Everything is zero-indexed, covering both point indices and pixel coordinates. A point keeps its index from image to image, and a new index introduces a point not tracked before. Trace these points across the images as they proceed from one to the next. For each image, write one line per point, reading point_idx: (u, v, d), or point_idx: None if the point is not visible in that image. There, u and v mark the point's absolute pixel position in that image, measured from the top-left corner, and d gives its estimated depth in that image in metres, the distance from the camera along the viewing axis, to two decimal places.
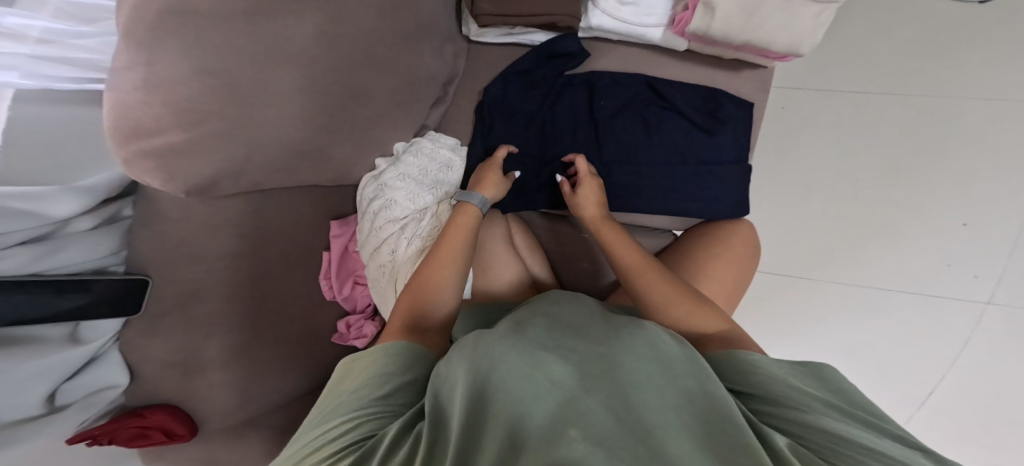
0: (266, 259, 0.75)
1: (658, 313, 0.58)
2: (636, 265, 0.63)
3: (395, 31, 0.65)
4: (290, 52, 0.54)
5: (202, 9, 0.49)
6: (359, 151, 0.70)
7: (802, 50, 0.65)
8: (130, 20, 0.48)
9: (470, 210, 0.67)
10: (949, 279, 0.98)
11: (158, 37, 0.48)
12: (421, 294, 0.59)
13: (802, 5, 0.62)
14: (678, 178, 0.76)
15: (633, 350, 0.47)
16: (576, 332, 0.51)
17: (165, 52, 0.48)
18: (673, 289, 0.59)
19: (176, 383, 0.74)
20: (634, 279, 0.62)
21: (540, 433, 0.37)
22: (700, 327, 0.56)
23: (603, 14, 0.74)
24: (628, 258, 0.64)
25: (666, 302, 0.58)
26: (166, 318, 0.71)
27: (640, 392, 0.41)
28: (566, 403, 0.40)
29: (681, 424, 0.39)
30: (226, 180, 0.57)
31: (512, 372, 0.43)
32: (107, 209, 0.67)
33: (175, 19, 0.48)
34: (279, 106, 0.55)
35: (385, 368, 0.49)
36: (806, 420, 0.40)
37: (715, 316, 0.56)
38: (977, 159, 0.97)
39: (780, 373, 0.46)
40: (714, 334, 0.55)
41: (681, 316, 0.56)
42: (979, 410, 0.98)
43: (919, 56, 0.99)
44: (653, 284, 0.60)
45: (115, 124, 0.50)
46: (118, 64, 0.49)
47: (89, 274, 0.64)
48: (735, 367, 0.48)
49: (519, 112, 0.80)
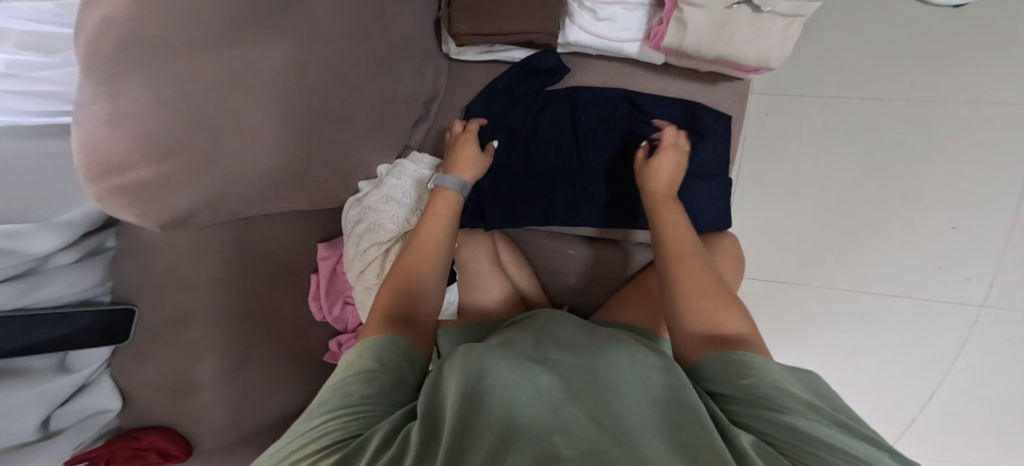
0: (252, 284, 0.76)
1: (685, 302, 0.55)
2: (679, 247, 0.60)
3: (369, 55, 0.65)
4: (259, 80, 0.54)
5: (160, 38, 0.48)
6: (340, 176, 0.70)
7: (772, 63, 0.65)
8: (87, 53, 0.47)
9: (448, 195, 0.69)
10: (941, 283, 0.99)
11: (118, 66, 0.47)
12: (403, 287, 0.58)
13: (770, 18, 0.62)
14: None
15: (613, 362, 0.48)
16: (561, 346, 0.52)
17: (127, 83, 0.48)
18: (705, 281, 0.56)
19: (170, 405, 0.76)
20: (673, 258, 0.59)
21: (524, 431, 0.37)
22: (729, 325, 0.52)
23: (579, 29, 0.74)
24: (671, 237, 0.62)
25: (700, 290, 0.55)
26: (156, 342, 0.72)
27: (619, 403, 0.42)
28: (551, 410, 0.40)
29: (663, 432, 0.39)
30: (201, 213, 0.58)
31: (502, 378, 0.44)
32: (90, 242, 0.67)
33: (133, 49, 0.47)
34: (254, 136, 0.56)
35: (370, 363, 0.47)
36: (786, 421, 0.39)
37: (745, 317, 0.53)
38: (969, 161, 0.95)
39: (772, 374, 0.45)
40: (742, 334, 0.51)
41: (710, 311, 0.53)
42: (972, 407, 1.01)
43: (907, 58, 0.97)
44: (688, 269, 0.57)
45: (87, 162, 0.49)
46: (82, 97, 0.48)
47: (76, 307, 0.65)
48: (724, 371, 0.47)
49: (502, 128, 0.80)
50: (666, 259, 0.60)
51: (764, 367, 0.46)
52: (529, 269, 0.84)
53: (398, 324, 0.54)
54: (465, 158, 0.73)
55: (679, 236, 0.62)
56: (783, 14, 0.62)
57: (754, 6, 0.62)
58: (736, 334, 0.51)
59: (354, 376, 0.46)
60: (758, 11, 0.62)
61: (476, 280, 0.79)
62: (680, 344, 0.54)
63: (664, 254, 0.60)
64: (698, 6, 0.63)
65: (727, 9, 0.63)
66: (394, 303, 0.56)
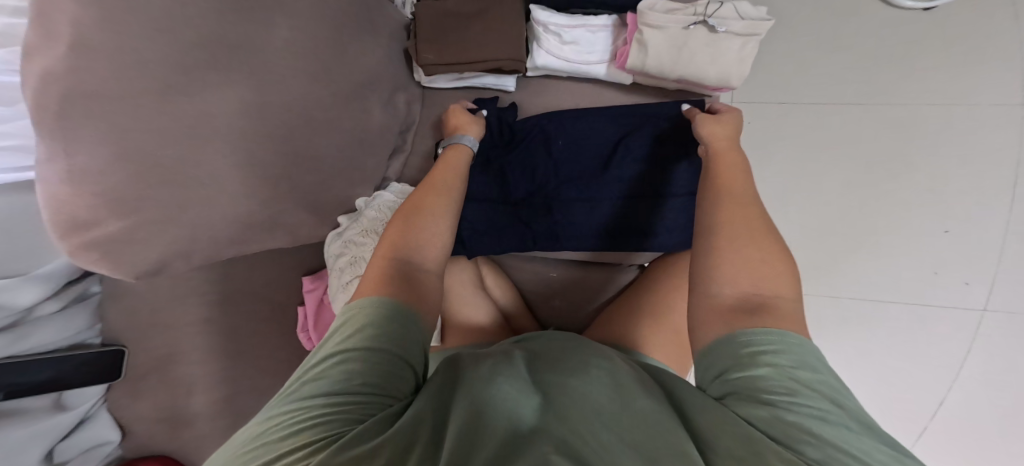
0: (237, 320, 0.77)
1: (729, 249, 0.50)
2: (736, 197, 0.54)
3: (333, 94, 0.66)
4: (215, 129, 0.55)
5: (105, 93, 0.49)
6: (315, 212, 0.71)
7: (734, 82, 0.66)
8: (32, 107, 0.48)
9: (461, 149, 0.71)
10: (941, 288, 0.96)
11: (67, 126, 0.49)
12: (408, 241, 0.57)
13: (727, 38, 0.64)
14: (635, 211, 0.76)
15: (596, 375, 0.48)
16: (544, 362, 0.52)
17: (79, 141, 0.49)
18: (756, 231, 0.51)
19: (165, 438, 0.78)
20: (725, 201, 0.54)
21: (530, 439, 0.38)
22: (767, 286, 0.47)
23: (547, 53, 0.74)
24: (726, 188, 0.56)
25: (752, 240, 0.50)
26: (148, 379, 0.75)
27: (604, 412, 0.42)
28: (534, 424, 0.41)
29: (650, 439, 0.38)
30: (175, 261, 0.60)
31: (505, 392, 0.44)
32: (73, 291, 0.69)
33: (80, 107, 0.49)
34: (219, 183, 0.57)
35: (367, 342, 0.46)
36: (795, 421, 0.37)
37: (788, 281, 0.48)
38: (957, 161, 0.93)
39: (779, 360, 0.41)
40: (778, 296, 0.47)
41: (755, 270, 0.48)
42: (989, 416, 0.97)
43: (893, 59, 0.95)
44: (744, 219, 0.52)
45: (52, 221, 0.51)
46: (40, 156, 0.50)
47: (66, 350, 0.68)
48: (726, 361, 0.44)
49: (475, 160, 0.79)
50: (714, 200, 0.55)
51: (774, 352, 0.42)
52: (513, 290, 0.84)
53: (400, 276, 0.53)
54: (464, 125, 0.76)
55: (723, 189, 0.56)
56: (738, 33, 0.64)
57: (710, 26, 0.64)
58: (769, 296, 0.47)
59: (350, 358, 0.44)
60: (714, 31, 0.64)
61: (458, 301, 0.79)
62: (703, 296, 0.49)
63: (712, 200, 0.55)
64: (657, 28, 0.64)
65: (684, 30, 0.64)
66: (396, 257, 0.55)
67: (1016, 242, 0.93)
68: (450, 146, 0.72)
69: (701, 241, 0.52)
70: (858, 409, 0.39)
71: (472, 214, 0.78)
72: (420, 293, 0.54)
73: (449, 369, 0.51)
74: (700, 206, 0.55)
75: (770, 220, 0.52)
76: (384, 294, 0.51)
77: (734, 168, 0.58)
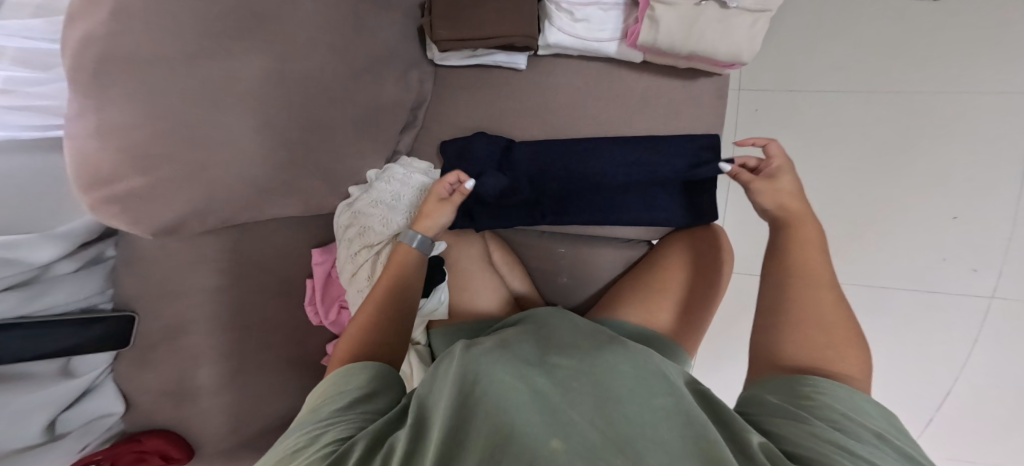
0: (247, 291, 0.77)
1: (795, 329, 0.49)
2: (809, 272, 0.52)
3: (351, 65, 0.67)
4: (238, 92, 0.56)
5: (137, 54, 0.50)
6: (330, 182, 0.72)
7: (743, 58, 0.67)
8: (69, 68, 0.50)
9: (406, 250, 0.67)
10: (947, 275, 0.99)
11: (100, 85, 0.50)
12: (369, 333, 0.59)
13: (738, 14, 0.66)
14: (637, 188, 0.79)
15: (617, 365, 0.50)
16: (565, 349, 0.55)
17: (109, 100, 0.50)
18: (825, 312, 0.49)
19: (170, 413, 0.77)
20: (793, 281, 0.52)
21: (536, 425, 0.41)
22: (837, 363, 0.47)
23: (559, 31, 0.76)
24: (798, 260, 0.53)
25: (824, 323, 0.49)
26: (155, 350, 0.74)
27: (619, 405, 0.45)
28: (548, 411, 0.44)
29: (663, 432, 0.41)
30: (192, 221, 0.60)
31: (491, 381, 0.47)
32: (89, 252, 0.69)
33: (113, 67, 0.50)
34: (238, 146, 0.58)
35: (350, 381, 0.51)
36: (835, 440, 0.38)
37: (860, 362, 0.47)
38: (961, 150, 0.96)
39: (820, 391, 0.43)
40: (849, 376, 0.46)
41: (825, 350, 0.47)
42: (995, 402, 1.01)
43: (898, 50, 0.98)
44: (819, 297, 0.50)
45: (77, 175, 0.52)
46: (72, 113, 0.51)
47: (78, 313, 0.66)
48: (788, 393, 0.45)
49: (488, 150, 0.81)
50: (782, 275, 0.53)
51: (824, 393, 0.43)
52: (520, 267, 0.85)
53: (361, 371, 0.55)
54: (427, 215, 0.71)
55: (784, 264, 0.53)
56: (748, 9, 0.66)
57: (722, 2, 0.66)
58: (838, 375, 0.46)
59: (342, 391, 0.50)
60: (725, 7, 0.66)
61: (466, 280, 0.80)
62: (767, 367, 0.50)
63: (780, 269, 0.53)
64: (667, 5, 0.65)
65: (695, 6, 0.66)
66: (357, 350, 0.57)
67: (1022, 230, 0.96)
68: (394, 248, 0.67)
69: (767, 315, 0.52)
70: (909, 452, 0.39)
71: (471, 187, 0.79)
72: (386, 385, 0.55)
73: (438, 363, 0.54)
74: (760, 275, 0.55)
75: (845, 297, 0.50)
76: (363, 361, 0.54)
77: (807, 237, 0.54)
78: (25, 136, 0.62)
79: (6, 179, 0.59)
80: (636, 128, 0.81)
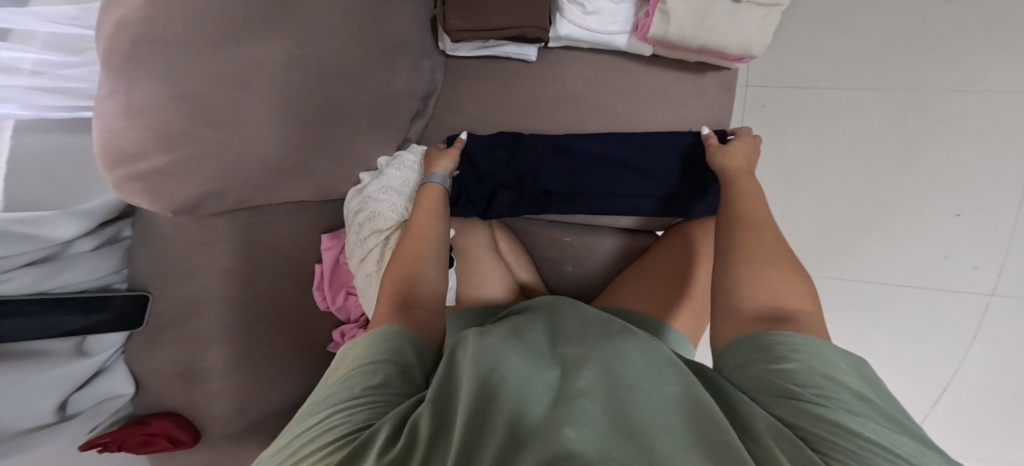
0: (259, 273, 0.78)
1: (746, 267, 0.55)
2: (753, 220, 0.61)
3: (366, 52, 0.68)
4: (259, 76, 0.58)
5: (169, 38, 0.53)
6: (343, 167, 0.73)
7: (754, 51, 0.69)
8: (104, 49, 0.53)
9: (434, 188, 0.74)
10: (947, 272, 1.01)
11: (131, 66, 0.52)
12: (406, 278, 0.61)
13: (749, 7, 0.67)
14: (644, 183, 0.81)
15: (626, 354, 0.51)
16: (573, 340, 0.55)
17: (139, 80, 0.52)
18: (769, 252, 0.56)
19: (178, 395, 0.77)
20: (742, 228, 0.60)
21: (552, 419, 0.41)
22: (789, 301, 0.52)
23: (569, 24, 0.77)
24: (743, 213, 0.62)
25: (771, 262, 0.55)
26: (166, 331, 0.74)
27: (633, 392, 0.44)
28: (563, 402, 0.44)
29: (676, 421, 0.41)
30: (210, 200, 0.61)
31: (510, 372, 0.48)
32: (106, 231, 0.70)
33: (145, 49, 0.52)
34: (257, 128, 0.59)
35: (367, 359, 0.50)
36: (828, 416, 0.39)
37: (807, 299, 0.52)
38: (964, 148, 0.98)
39: (797, 356, 0.45)
40: (801, 312, 0.51)
41: (773, 285, 0.53)
42: (993, 397, 1.02)
43: (903, 48, 0.99)
44: (762, 240, 0.58)
45: (103, 152, 0.54)
46: (102, 92, 0.53)
47: (93, 291, 0.67)
48: (763, 354, 0.47)
49: (498, 141, 0.83)
50: (733, 226, 0.61)
51: (796, 354, 0.45)
52: (525, 257, 0.86)
53: (401, 310, 0.57)
54: (438, 161, 0.78)
55: (734, 214, 0.62)
56: (759, 3, 0.67)
57: None
58: (791, 311, 0.51)
59: (357, 373, 0.49)
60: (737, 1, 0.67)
61: (475, 267, 0.80)
62: (725, 310, 0.54)
63: (731, 222, 0.62)
64: None
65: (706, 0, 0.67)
66: (397, 294, 0.59)
67: None
68: (420, 187, 0.75)
69: (722, 260, 0.58)
70: (890, 410, 0.41)
71: (477, 185, 0.82)
72: (424, 325, 0.57)
73: (451, 352, 0.54)
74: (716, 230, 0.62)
75: (787, 245, 0.58)
76: (384, 326, 0.54)
77: (750, 192, 0.65)
78: (52, 117, 0.63)
79: (36, 156, 0.61)
80: (645, 120, 0.82)
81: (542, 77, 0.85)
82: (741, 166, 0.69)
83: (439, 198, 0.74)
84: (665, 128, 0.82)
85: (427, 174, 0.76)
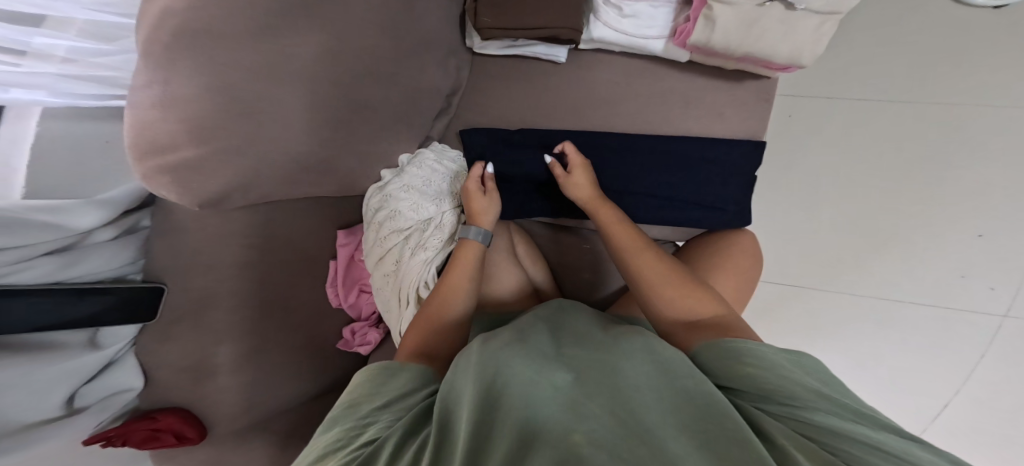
0: (275, 269, 0.75)
1: (656, 297, 0.59)
2: (633, 248, 0.64)
3: (398, 47, 0.66)
4: (294, 69, 0.56)
5: (212, 29, 0.52)
6: (366, 164, 0.71)
7: (804, 61, 0.68)
8: (148, 40, 0.52)
9: (471, 246, 0.68)
10: (965, 291, 1.00)
11: (171, 58, 0.51)
12: (425, 333, 0.61)
13: (804, 16, 0.65)
14: (677, 182, 0.79)
15: (632, 355, 0.49)
16: (577, 343, 0.54)
17: (177, 71, 0.51)
18: (664, 272, 0.60)
19: (186, 390, 0.74)
20: (629, 261, 0.63)
21: (556, 425, 0.39)
22: (698, 312, 0.56)
23: (604, 26, 0.76)
24: (621, 246, 0.65)
25: (669, 284, 0.59)
26: (178, 325, 0.71)
27: (639, 397, 0.43)
28: (567, 406, 0.42)
29: (684, 423, 0.40)
30: (236, 194, 0.59)
31: (514, 377, 0.46)
32: (127, 221, 0.68)
33: (184, 40, 0.51)
34: (287, 121, 0.57)
35: (382, 384, 0.52)
36: (815, 422, 0.39)
37: (711, 301, 0.57)
38: (988, 169, 0.97)
39: (765, 363, 0.46)
40: (713, 320, 0.55)
41: (680, 305, 0.57)
42: (998, 420, 1.01)
43: (933, 65, 0.98)
44: (647, 266, 0.61)
45: (135, 143, 0.53)
46: (139, 82, 0.53)
47: (109, 282, 0.65)
48: (726, 362, 0.48)
49: (517, 143, 0.82)
50: (624, 262, 0.64)
51: (761, 362, 0.46)
52: (542, 260, 0.83)
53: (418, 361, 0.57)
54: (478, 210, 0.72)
55: (617, 248, 0.65)
56: (817, 11, 0.65)
57: (788, 3, 0.65)
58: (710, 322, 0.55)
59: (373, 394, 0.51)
60: (792, 8, 0.65)
61: (492, 269, 0.76)
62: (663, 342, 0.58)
63: (620, 257, 0.65)
64: (729, 5, 0.65)
65: (757, 7, 0.65)
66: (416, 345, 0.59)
67: None
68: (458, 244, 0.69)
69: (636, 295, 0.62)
70: (862, 410, 0.41)
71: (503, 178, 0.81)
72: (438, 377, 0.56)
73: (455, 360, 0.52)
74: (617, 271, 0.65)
75: (672, 259, 0.62)
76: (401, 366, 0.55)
77: (615, 221, 0.68)
78: (82, 104, 0.63)
79: (59, 141, 0.61)
80: (674, 128, 0.81)
81: (572, 78, 0.83)
82: (590, 193, 0.72)
83: (476, 258, 0.68)
84: (692, 135, 0.80)
85: (465, 227, 0.70)
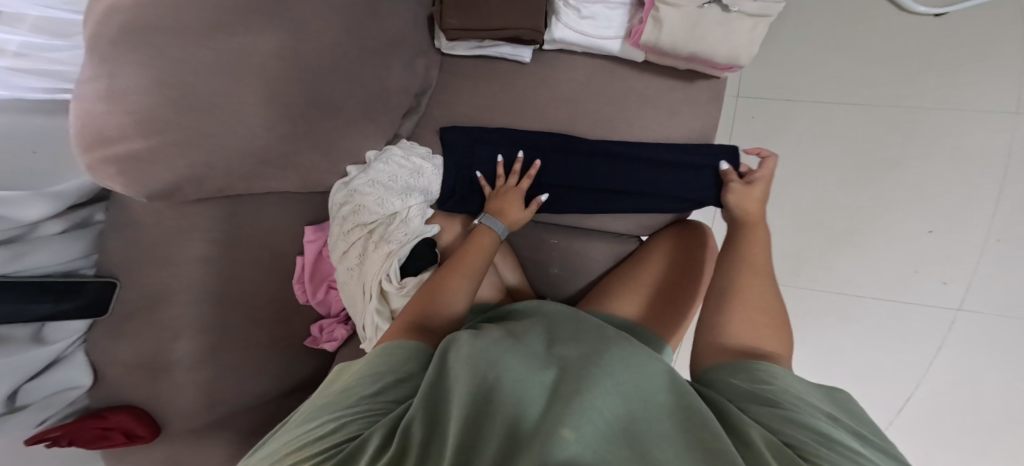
0: (236, 264, 0.75)
1: (740, 308, 0.58)
2: (756, 264, 0.63)
3: (362, 46, 0.68)
4: (254, 63, 0.57)
5: (157, 25, 0.53)
6: (329, 159, 0.72)
7: (741, 60, 0.70)
8: (93, 37, 0.53)
9: (489, 233, 0.71)
10: (919, 287, 1.04)
11: (120, 51, 0.52)
12: (425, 304, 0.60)
13: (739, 18, 0.69)
14: (642, 173, 0.81)
15: (620, 359, 0.50)
16: (567, 346, 0.54)
17: (125, 65, 0.52)
18: (762, 298, 0.59)
19: (139, 389, 0.72)
20: (740, 271, 0.62)
21: (545, 427, 0.39)
22: (767, 346, 0.55)
23: (565, 27, 0.78)
24: (748, 257, 0.63)
25: (762, 309, 0.58)
26: (133, 322, 0.70)
27: (627, 403, 0.43)
28: (555, 407, 0.42)
29: (670, 431, 0.40)
30: (189, 186, 0.59)
31: (507, 377, 0.46)
32: (79, 214, 0.68)
33: (131, 36, 0.52)
34: (245, 117, 0.58)
35: (378, 366, 0.50)
36: (802, 424, 0.40)
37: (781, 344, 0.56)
38: (937, 168, 1.01)
39: (774, 382, 0.47)
40: (776, 355, 0.54)
41: (758, 330, 0.56)
42: (955, 411, 1.04)
43: (883, 69, 1.03)
44: (754, 286, 0.60)
45: (81, 134, 0.53)
46: (85, 76, 0.53)
47: (59, 276, 0.64)
48: (747, 378, 0.49)
49: (482, 141, 0.83)
50: (734, 267, 0.63)
51: (776, 380, 0.47)
52: (512, 257, 0.85)
53: (413, 328, 0.57)
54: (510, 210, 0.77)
55: (739, 256, 0.64)
56: (751, 14, 0.68)
57: (724, 6, 0.69)
58: (769, 354, 0.54)
59: (364, 378, 0.48)
60: (727, 10, 0.69)
61: None
62: (706, 345, 0.57)
63: (731, 261, 0.64)
64: (674, 6, 0.68)
65: (699, 9, 0.68)
66: (415, 316, 0.59)
67: (996, 245, 1.01)
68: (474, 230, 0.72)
69: (716, 298, 0.61)
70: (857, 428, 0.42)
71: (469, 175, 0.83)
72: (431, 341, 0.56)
73: (444, 346, 0.51)
74: (720, 267, 0.64)
75: (778, 293, 0.60)
76: (392, 341, 0.54)
77: (760, 235, 0.67)
78: (31, 97, 0.63)
79: (22, 134, 0.61)
80: (634, 126, 0.83)
81: (536, 78, 0.85)
82: (755, 210, 0.70)
83: (491, 247, 0.70)
84: (652, 135, 0.83)
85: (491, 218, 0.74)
